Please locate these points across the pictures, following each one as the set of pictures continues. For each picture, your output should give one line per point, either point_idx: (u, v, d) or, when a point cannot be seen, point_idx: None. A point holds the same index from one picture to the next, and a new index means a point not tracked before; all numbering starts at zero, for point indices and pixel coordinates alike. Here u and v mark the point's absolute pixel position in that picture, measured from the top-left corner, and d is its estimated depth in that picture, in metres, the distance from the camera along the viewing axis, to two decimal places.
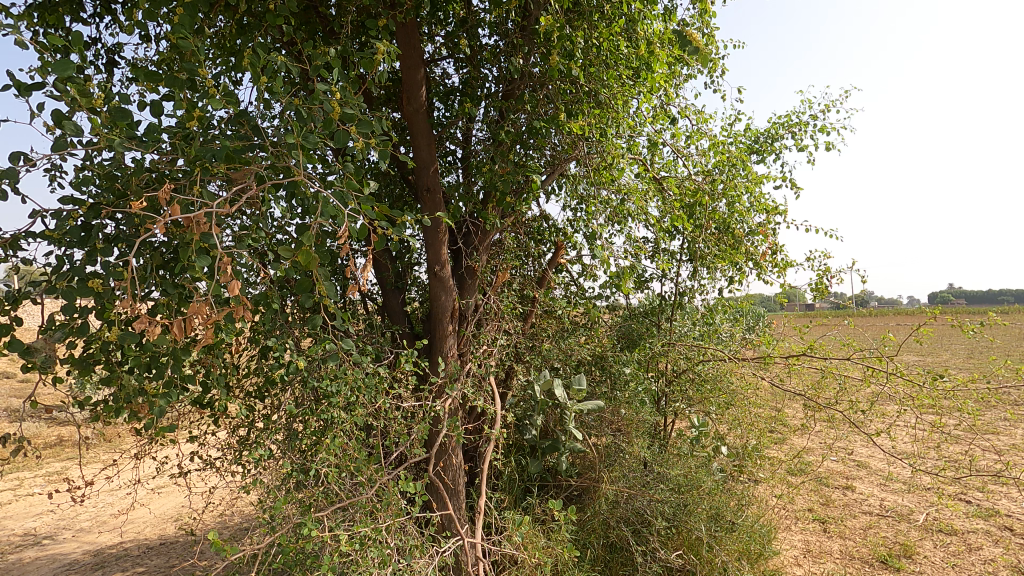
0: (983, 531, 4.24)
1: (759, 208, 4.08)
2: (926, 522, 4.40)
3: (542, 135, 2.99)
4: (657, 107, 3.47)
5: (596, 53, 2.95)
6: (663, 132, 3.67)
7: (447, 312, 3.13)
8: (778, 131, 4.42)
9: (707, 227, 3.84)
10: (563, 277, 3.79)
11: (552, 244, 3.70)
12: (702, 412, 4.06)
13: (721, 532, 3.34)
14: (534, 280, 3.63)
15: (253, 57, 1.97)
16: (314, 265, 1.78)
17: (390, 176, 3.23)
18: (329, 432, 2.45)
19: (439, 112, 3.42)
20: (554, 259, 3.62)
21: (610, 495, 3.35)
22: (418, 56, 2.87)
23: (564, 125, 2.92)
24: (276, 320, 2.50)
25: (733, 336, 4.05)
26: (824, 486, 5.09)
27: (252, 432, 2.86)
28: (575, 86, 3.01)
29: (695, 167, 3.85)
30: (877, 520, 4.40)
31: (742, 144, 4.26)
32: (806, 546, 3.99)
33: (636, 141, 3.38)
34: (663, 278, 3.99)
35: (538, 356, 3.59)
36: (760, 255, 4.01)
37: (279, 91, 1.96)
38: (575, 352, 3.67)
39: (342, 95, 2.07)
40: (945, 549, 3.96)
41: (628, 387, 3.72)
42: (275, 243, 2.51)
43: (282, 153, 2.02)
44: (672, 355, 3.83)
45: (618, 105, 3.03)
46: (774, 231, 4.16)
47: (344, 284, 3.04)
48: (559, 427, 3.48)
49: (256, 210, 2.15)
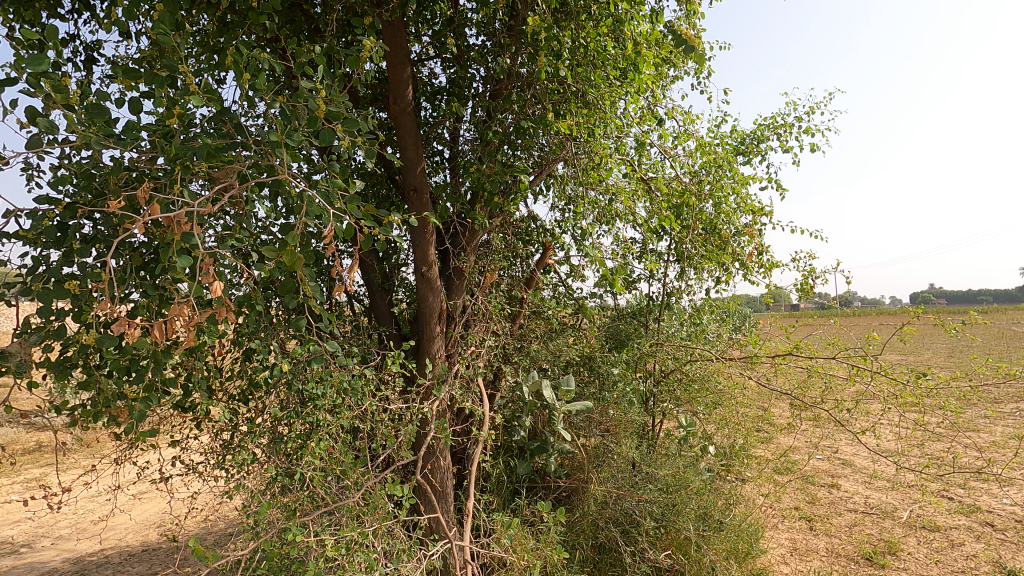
0: (965, 527, 4.30)
1: (746, 209, 4.11)
2: (909, 518, 4.46)
3: (530, 135, 3.00)
4: (644, 108, 3.48)
5: (584, 53, 2.95)
6: (650, 134, 3.69)
7: (435, 313, 3.10)
8: (764, 133, 4.46)
9: (695, 228, 3.86)
10: (551, 278, 3.79)
11: (540, 245, 3.70)
12: (689, 412, 4.09)
13: (709, 531, 3.33)
14: (523, 281, 3.63)
15: (236, 55, 1.94)
16: (299, 266, 1.75)
17: (377, 177, 3.21)
18: (314, 435, 2.42)
19: (426, 113, 3.40)
20: (542, 260, 3.62)
21: (599, 496, 3.34)
22: (404, 56, 2.85)
23: (552, 125, 2.92)
24: (261, 321, 2.46)
25: (720, 336, 4.07)
26: (809, 484, 5.13)
27: (236, 435, 2.81)
28: (563, 87, 3.00)
29: (681, 169, 3.88)
30: (862, 517, 4.45)
31: (728, 146, 4.29)
32: (793, 545, 4.02)
33: (624, 142, 3.39)
34: (651, 279, 4.00)
35: (526, 357, 3.58)
36: (746, 255, 4.04)
37: (262, 89, 1.92)
38: (563, 353, 3.66)
39: (328, 93, 2.04)
40: (929, 546, 4.01)
41: (617, 388, 3.75)
42: (258, 243, 2.48)
43: (266, 152, 1.99)
44: (660, 355, 3.86)
45: (605, 106, 3.04)
46: (759, 231, 4.19)
47: (330, 286, 3.01)
48: (548, 428, 3.46)
49: (240, 210, 2.11)
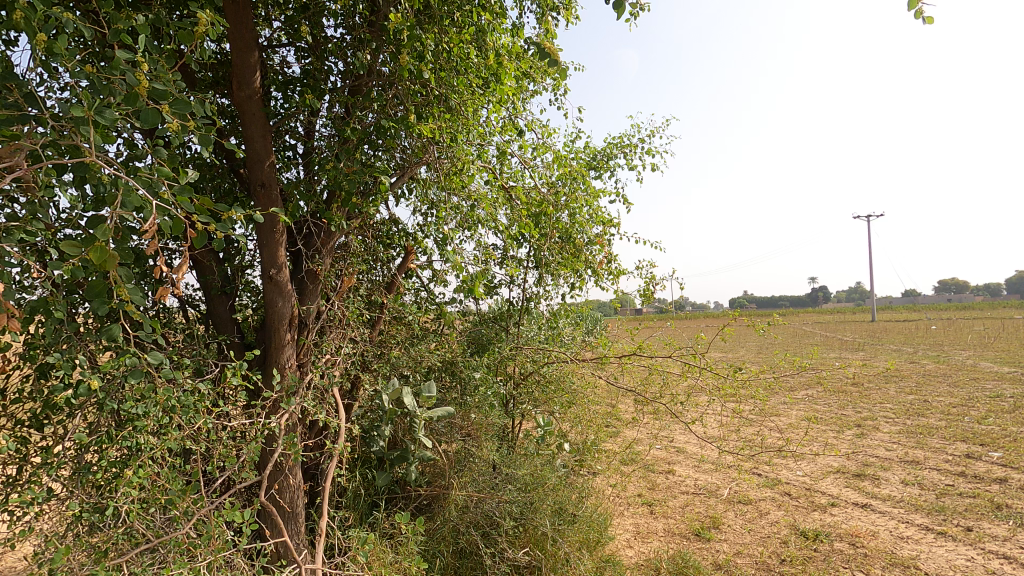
0: (770, 497, 5.04)
1: (596, 220, 4.41)
2: (729, 495, 5.12)
3: (391, 136, 2.91)
4: (505, 118, 3.57)
5: (446, 58, 2.93)
6: (511, 143, 3.79)
7: (285, 319, 2.86)
8: (612, 151, 4.83)
9: (552, 237, 4.04)
10: (413, 283, 3.72)
11: (402, 249, 3.62)
12: (547, 411, 4.28)
13: (563, 525, 3.47)
14: (383, 286, 3.51)
15: (28, 11, 1.61)
16: (112, 265, 1.50)
17: (217, 168, 2.89)
18: (133, 462, 2.09)
19: (277, 102, 3.15)
20: (403, 265, 3.54)
21: (459, 501, 3.35)
22: (251, 38, 2.60)
23: (414, 127, 2.85)
24: (62, 331, 2.07)
25: (575, 338, 4.30)
26: (650, 472, 5.65)
27: (26, 468, 2.33)
28: (426, 90, 2.96)
29: (540, 179, 4.05)
30: (693, 498, 5.01)
31: (582, 160, 4.57)
32: (636, 528, 4.38)
33: (485, 150, 3.45)
34: (511, 284, 4.11)
35: (386, 365, 3.46)
36: (597, 263, 4.33)
37: (64, 55, 1.62)
38: (425, 359, 3.60)
39: (154, 69, 1.79)
40: (743, 517, 4.63)
41: (478, 392, 3.79)
42: (59, 238, 2.09)
43: (70, 130, 1.68)
44: (519, 358, 3.97)
45: (467, 112, 3.04)
46: (608, 241, 4.52)
47: (156, 289, 2.64)
48: (408, 436, 3.36)
49: (31, 197, 1.77)
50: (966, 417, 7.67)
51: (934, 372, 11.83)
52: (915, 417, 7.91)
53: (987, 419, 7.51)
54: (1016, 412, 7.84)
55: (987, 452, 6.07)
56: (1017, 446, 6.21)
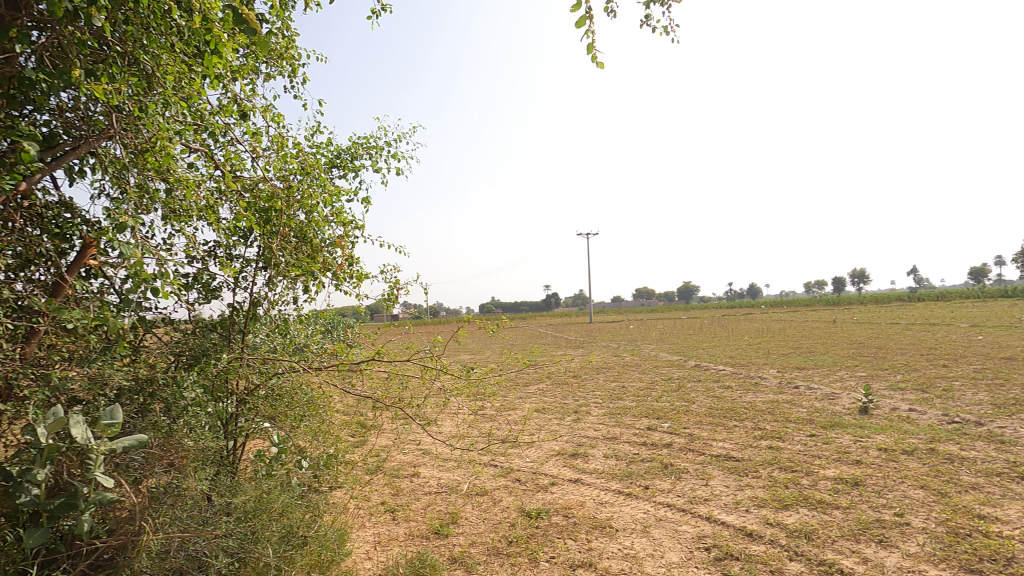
0: (503, 485, 5.48)
1: (335, 217, 4.12)
2: (468, 488, 5.40)
3: (46, 92, 2.33)
4: (224, 98, 3.13)
5: (134, 12, 2.46)
6: (234, 128, 3.34)
7: None
8: (357, 151, 4.69)
9: (285, 236, 3.67)
10: (98, 284, 3.02)
11: (78, 243, 2.91)
12: (282, 427, 3.84)
13: (289, 551, 3.35)
14: (48, 290, 2.79)
15: None
16: None
17: None
18: None
19: None
20: (78, 260, 2.78)
21: (153, 547, 2.73)
22: None
23: (81, 85, 2.31)
24: None
25: (312, 347, 3.98)
26: (395, 478, 5.64)
27: None
28: (104, 46, 2.48)
29: (270, 170, 3.68)
30: (435, 497, 5.15)
31: (323, 157, 4.30)
32: (377, 538, 4.28)
33: (197, 131, 2.96)
34: (235, 286, 3.61)
35: (44, 389, 2.65)
36: (337, 266, 4.07)
37: None
38: (108, 377, 2.85)
39: None
40: (480, 508, 4.93)
41: (186, 414, 3.24)
42: None
43: None
44: (244, 371, 3.42)
45: (166, 82, 2.58)
46: (352, 244, 4.29)
47: None
48: (80, 477, 2.63)
49: None
50: (648, 398, 9.62)
51: (630, 363, 14.60)
52: (615, 400, 9.61)
53: (661, 398, 9.55)
54: (680, 390, 10.16)
55: (661, 424, 7.70)
56: (679, 416, 8.03)
